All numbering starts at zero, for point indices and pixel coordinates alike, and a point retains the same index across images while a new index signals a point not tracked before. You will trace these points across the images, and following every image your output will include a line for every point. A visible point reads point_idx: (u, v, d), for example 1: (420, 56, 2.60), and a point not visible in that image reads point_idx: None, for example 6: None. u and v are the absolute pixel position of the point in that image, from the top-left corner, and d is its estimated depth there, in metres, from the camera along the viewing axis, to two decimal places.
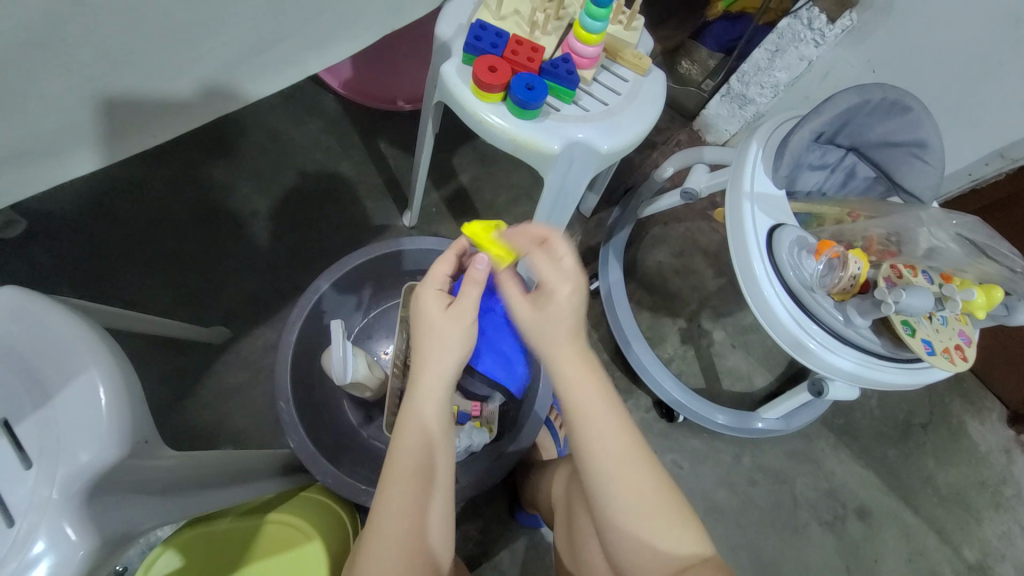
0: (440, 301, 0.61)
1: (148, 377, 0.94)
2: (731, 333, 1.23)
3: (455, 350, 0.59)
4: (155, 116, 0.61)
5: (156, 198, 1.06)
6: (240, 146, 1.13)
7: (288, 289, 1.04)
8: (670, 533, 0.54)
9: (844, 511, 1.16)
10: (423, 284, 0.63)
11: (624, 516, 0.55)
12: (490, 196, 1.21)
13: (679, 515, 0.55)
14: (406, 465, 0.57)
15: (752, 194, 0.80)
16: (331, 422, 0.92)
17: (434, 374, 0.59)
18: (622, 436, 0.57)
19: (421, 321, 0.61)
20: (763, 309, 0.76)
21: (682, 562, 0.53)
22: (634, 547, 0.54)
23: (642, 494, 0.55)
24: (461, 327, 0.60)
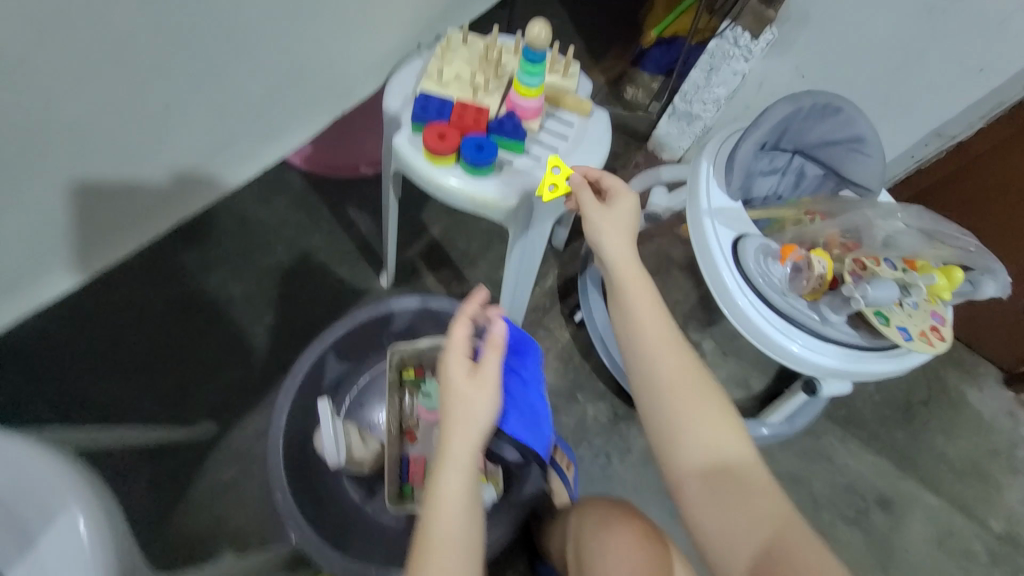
0: (465, 366, 0.62)
1: (135, 487, 0.91)
2: (720, 341, 1.24)
3: (479, 417, 0.60)
4: (112, 197, 0.78)
5: (128, 300, 1.05)
6: (207, 233, 1.13)
7: (273, 370, 1.02)
8: (715, 426, 0.59)
9: (866, 505, 1.15)
10: (447, 350, 0.64)
11: (664, 393, 0.60)
12: (463, 245, 1.22)
13: (718, 410, 0.60)
14: (435, 530, 0.56)
15: (710, 210, 0.83)
16: (330, 504, 0.88)
17: (459, 436, 0.59)
18: (667, 335, 0.63)
19: (444, 383, 0.62)
20: (744, 321, 0.77)
21: (724, 453, 0.58)
22: (671, 431, 0.60)
23: (688, 389, 0.60)
24: (485, 395, 0.61)
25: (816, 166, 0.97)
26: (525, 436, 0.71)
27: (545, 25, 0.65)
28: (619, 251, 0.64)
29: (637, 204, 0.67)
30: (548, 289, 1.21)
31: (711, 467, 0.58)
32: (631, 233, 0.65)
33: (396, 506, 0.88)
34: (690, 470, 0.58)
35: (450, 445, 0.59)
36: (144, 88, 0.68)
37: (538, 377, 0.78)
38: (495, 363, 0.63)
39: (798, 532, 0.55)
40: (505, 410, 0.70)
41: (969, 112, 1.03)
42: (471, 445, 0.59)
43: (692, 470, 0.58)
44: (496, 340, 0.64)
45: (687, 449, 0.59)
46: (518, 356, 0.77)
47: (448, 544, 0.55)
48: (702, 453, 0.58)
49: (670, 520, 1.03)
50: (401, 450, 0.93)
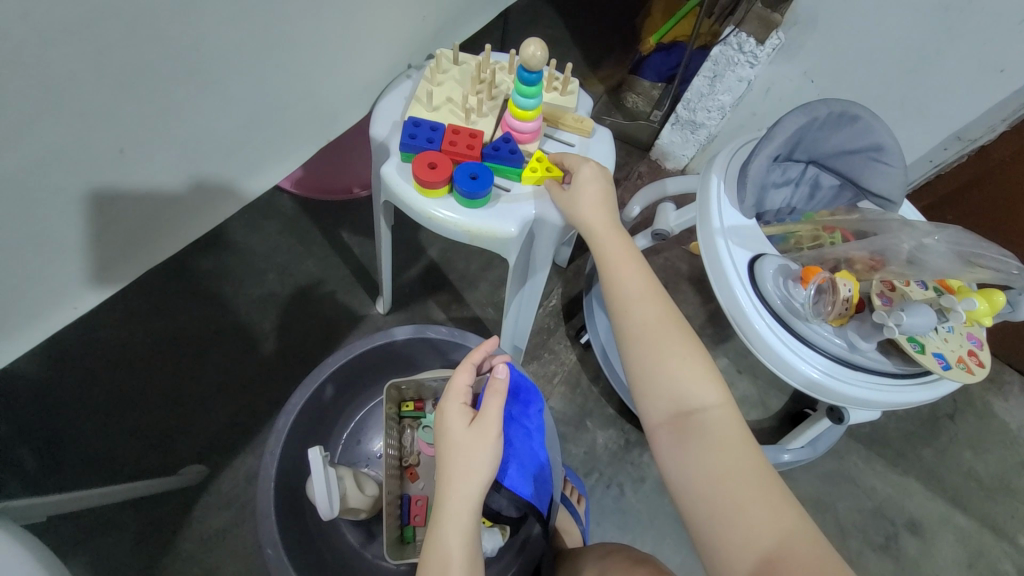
0: (464, 416, 0.60)
1: (119, 539, 0.86)
2: (733, 358, 1.19)
3: (479, 470, 0.56)
4: (130, 212, 0.61)
5: (114, 337, 1.01)
6: (197, 264, 1.09)
7: (266, 407, 0.98)
8: (685, 377, 0.56)
9: (895, 529, 1.08)
10: (446, 397, 0.62)
11: (638, 341, 0.59)
12: (462, 265, 1.18)
13: (700, 365, 0.57)
14: None
15: (723, 229, 0.78)
16: (328, 550, 0.83)
17: (459, 497, 0.56)
18: (643, 285, 0.62)
19: (443, 438, 0.59)
20: (761, 347, 0.71)
21: (694, 407, 0.55)
22: (642, 376, 0.58)
23: (658, 337, 0.58)
24: (486, 446, 0.58)
25: (831, 175, 0.93)
26: (525, 490, 0.69)
27: (540, 44, 0.60)
28: (586, 208, 0.63)
29: (603, 171, 0.65)
30: (552, 309, 1.16)
31: (679, 418, 0.54)
32: (607, 204, 0.64)
33: (396, 557, 0.81)
34: (658, 417, 0.56)
35: (444, 501, 0.56)
36: (132, 118, 0.53)
37: (542, 427, 0.76)
38: (496, 409, 0.60)
39: (768, 501, 0.49)
40: (505, 464, 0.69)
41: (988, 115, 0.98)
42: (472, 499, 0.56)
43: (660, 419, 0.56)
44: (498, 385, 0.61)
45: (654, 399, 0.56)
46: (521, 406, 0.74)
47: None
48: (670, 405, 0.55)
49: (686, 555, 0.97)
50: (401, 489, 0.89)
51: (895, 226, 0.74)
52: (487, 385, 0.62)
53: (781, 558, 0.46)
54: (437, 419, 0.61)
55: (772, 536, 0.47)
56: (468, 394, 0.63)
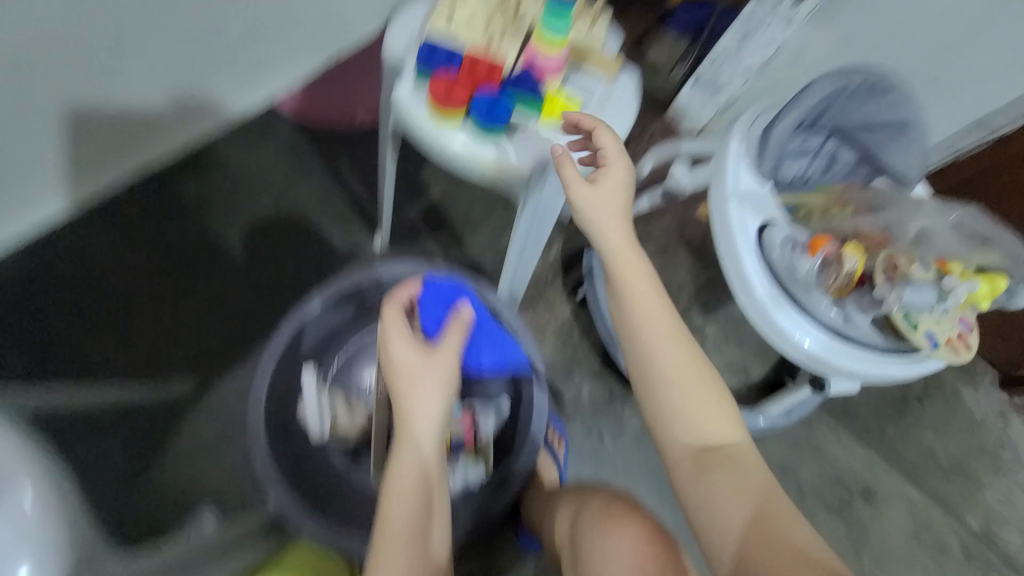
0: (416, 347, 0.60)
1: (112, 441, 0.88)
2: (722, 326, 1.21)
3: (434, 396, 0.58)
4: None
5: (100, 245, 0.99)
6: (188, 180, 1.06)
7: (257, 330, 0.97)
8: (705, 415, 0.59)
9: (850, 495, 1.15)
10: (386, 327, 0.61)
11: (660, 379, 0.60)
12: (463, 208, 1.15)
13: (715, 398, 0.59)
14: (404, 511, 0.56)
15: (737, 192, 0.76)
16: (316, 470, 0.85)
17: (422, 422, 0.57)
18: (664, 318, 0.61)
19: (394, 370, 0.59)
20: (758, 312, 0.72)
21: (715, 443, 0.58)
22: (665, 413, 0.60)
23: (681, 378, 0.59)
24: (443, 372, 0.60)
25: (850, 150, 0.91)
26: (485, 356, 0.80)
27: None
28: (606, 225, 0.61)
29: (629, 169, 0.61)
30: (552, 261, 1.15)
31: (701, 454, 0.58)
32: (625, 217, 0.62)
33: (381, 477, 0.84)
34: (682, 454, 0.58)
35: (406, 432, 0.58)
36: None
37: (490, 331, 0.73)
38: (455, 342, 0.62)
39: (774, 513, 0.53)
40: None
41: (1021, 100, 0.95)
42: (431, 426, 0.58)
43: (683, 453, 0.58)
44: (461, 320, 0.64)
45: (677, 436, 0.59)
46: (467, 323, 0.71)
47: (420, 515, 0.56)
48: (694, 441, 0.58)
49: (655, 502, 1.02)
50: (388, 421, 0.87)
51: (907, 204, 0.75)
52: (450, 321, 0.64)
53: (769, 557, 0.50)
54: (384, 354, 0.61)
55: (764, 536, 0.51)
56: (409, 327, 0.63)
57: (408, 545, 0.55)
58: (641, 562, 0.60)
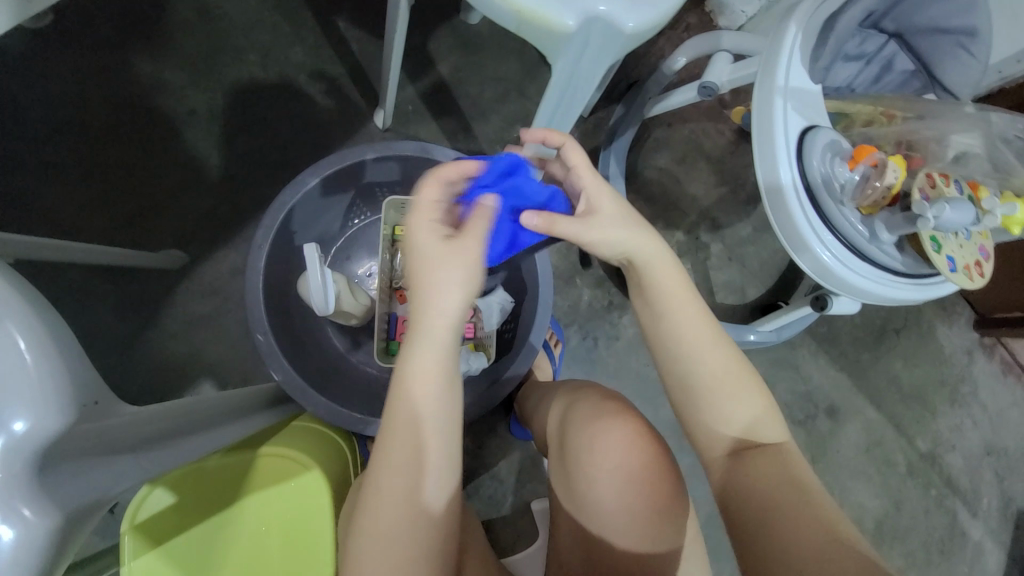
0: (436, 233, 0.56)
1: (99, 306, 0.86)
2: (728, 245, 1.19)
3: (445, 292, 0.54)
4: None
5: (75, 100, 0.92)
6: (168, 34, 0.96)
7: (249, 206, 0.92)
8: (742, 415, 0.59)
9: (816, 411, 1.24)
10: (411, 210, 0.57)
11: (703, 388, 0.59)
12: (474, 91, 1.04)
13: (753, 397, 0.60)
14: (400, 433, 0.53)
15: (785, 89, 0.70)
16: (316, 349, 0.85)
17: (432, 321, 0.54)
18: (705, 329, 0.61)
19: (410, 264, 0.56)
20: (780, 217, 0.69)
21: (748, 440, 0.58)
22: (706, 424, 0.60)
23: (724, 388, 0.59)
24: (456, 266, 0.54)
25: (908, 58, 0.82)
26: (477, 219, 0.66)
27: None
28: (628, 237, 0.61)
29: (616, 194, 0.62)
30: None
31: (738, 453, 0.58)
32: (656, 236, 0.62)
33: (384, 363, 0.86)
34: (723, 454, 0.59)
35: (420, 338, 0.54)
36: None
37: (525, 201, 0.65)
38: (480, 229, 0.55)
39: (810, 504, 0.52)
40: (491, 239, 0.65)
41: None
42: (434, 330, 0.54)
43: (722, 453, 0.59)
44: (485, 209, 0.57)
45: (713, 436, 0.60)
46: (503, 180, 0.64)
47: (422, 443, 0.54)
48: (730, 441, 0.59)
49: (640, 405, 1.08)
50: (390, 307, 0.88)
51: (949, 119, 0.74)
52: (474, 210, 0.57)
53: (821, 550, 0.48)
54: (409, 242, 0.57)
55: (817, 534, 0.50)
56: (439, 209, 0.58)
57: (406, 471, 0.53)
58: (633, 466, 0.61)
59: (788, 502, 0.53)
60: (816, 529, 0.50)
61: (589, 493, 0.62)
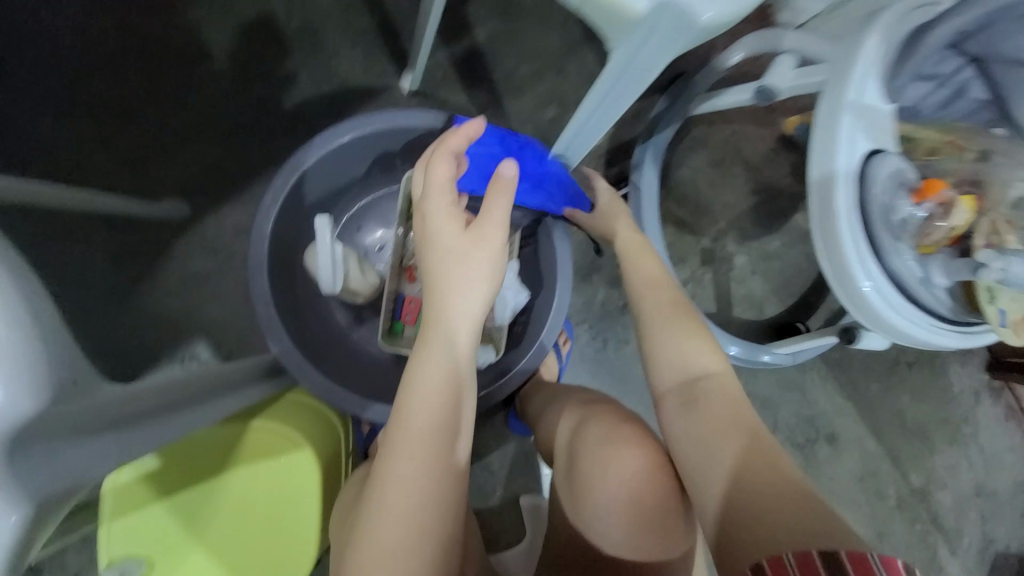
0: (456, 219, 0.55)
1: (95, 252, 0.82)
2: (752, 259, 1.14)
3: (470, 274, 0.53)
4: None
5: (82, 28, 0.86)
6: None
7: (259, 161, 0.86)
8: (692, 354, 0.59)
9: (816, 436, 1.22)
10: (426, 192, 0.57)
11: (654, 322, 0.64)
12: (510, 63, 0.97)
13: (708, 343, 0.60)
14: (424, 427, 0.49)
15: (856, 105, 0.63)
16: (317, 322, 0.82)
17: (457, 307, 0.52)
18: (659, 281, 0.68)
19: (429, 251, 0.55)
20: (829, 244, 0.64)
21: (698, 376, 0.57)
22: (662, 360, 0.60)
23: (676, 328, 0.62)
24: (480, 247, 0.53)
25: (982, 87, 0.73)
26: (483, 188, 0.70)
27: None
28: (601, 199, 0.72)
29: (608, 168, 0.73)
30: (596, 150, 1.03)
31: (687, 390, 0.56)
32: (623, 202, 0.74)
33: (388, 345, 0.82)
34: (674, 398, 0.57)
35: (434, 324, 0.53)
36: None
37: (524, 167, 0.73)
38: (500, 206, 0.55)
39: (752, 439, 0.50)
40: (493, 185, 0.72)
41: None
42: (458, 317, 0.52)
43: (669, 393, 0.58)
44: (504, 182, 0.55)
45: (664, 376, 0.59)
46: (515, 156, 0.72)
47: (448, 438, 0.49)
48: (680, 380, 0.58)
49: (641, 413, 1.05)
50: (400, 286, 0.84)
51: (1021, 161, 0.68)
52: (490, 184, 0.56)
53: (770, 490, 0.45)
54: (424, 223, 0.56)
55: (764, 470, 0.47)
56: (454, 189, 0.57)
57: (430, 472, 0.48)
58: (644, 489, 0.57)
59: (739, 437, 0.50)
60: (766, 467, 0.47)
61: (594, 508, 0.59)
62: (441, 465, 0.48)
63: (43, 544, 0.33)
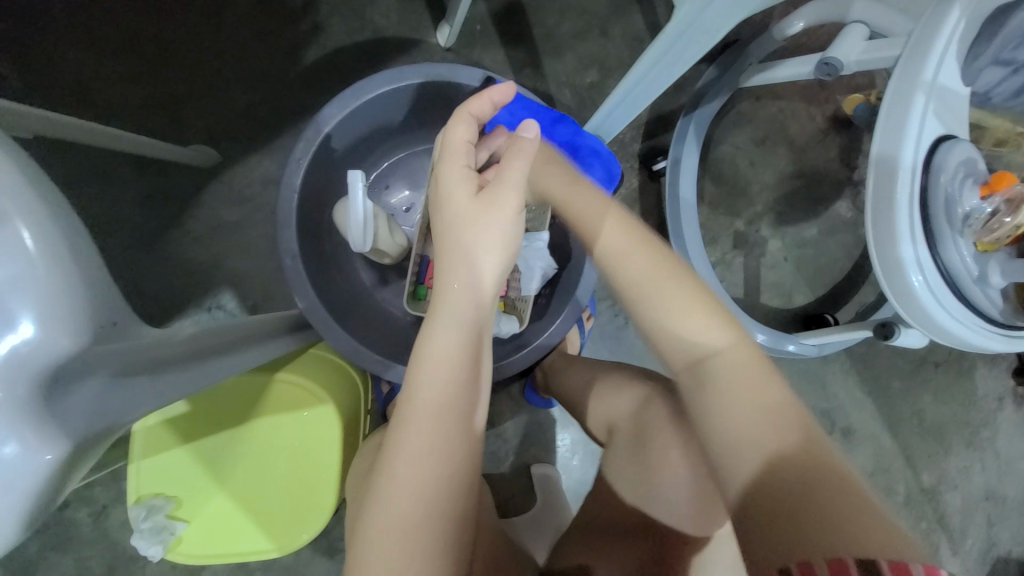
0: (471, 186, 0.53)
1: (124, 195, 0.81)
2: (787, 244, 1.10)
3: (485, 241, 0.51)
4: None
5: None
6: None
7: (288, 110, 0.84)
8: (692, 322, 0.46)
9: (831, 429, 1.20)
10: (443, 159, 0.55)
11: (636, 286, 0.48)
12: (552, 20, 0.92)
13: (705, 304, 0.47)
14: (433, 397, 0.46)
15: (932, 86, 0.58)
16: (342, 279, 0.81)
17: (471, 274, 0.51)
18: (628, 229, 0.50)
19: (444, 219, 0.53)
20: (882, 239, 0.60)
21: (705, 354, 0.46)
22: (658, 330, 0.48)
23: (659, 286, 0.47)
24: (496, 214, 0.51)
25: None
26: None
27: None
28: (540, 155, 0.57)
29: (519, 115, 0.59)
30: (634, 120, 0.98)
31: (695, 372, 0.46)
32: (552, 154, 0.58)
33: (414, 309, 0.81)
34: (687, 379, 0.47)
35: (444, 288, 0.50)
36: None
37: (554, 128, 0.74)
38: (518, 168, 0.52)
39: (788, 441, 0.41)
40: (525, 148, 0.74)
41: None
42: (472, 285, 0.50)
43: (682, 368, 0.47)
44: (526, 144, 0.53)
45: (666, 346, 0.48)
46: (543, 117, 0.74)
47: (460, 410, 0.47)
48: (686, 356, 0.47)
49: None
50: (426, 249, 0.83)
51: None
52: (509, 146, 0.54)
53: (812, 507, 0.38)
54: (438, 189, 0.55)
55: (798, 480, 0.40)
56: (470, 153, 0.56)
57: (437, 446, 0.45)
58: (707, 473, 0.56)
59: (767, 436, 0.42)
60: (794, 474, 0.40)
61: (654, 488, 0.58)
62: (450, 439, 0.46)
63: (82, 478, 0.34)
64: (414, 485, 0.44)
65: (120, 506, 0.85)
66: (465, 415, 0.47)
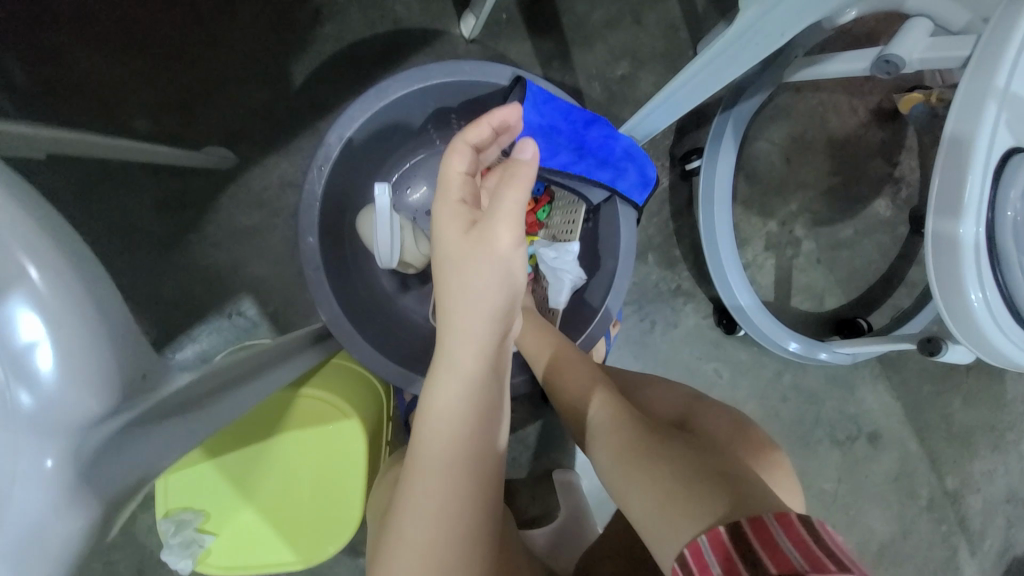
0: (462, 220, 0.48)
1: (139, 199, 0.79)
2: (821, 246, 1.05)
3: (481, 280, 0.46)
4: None
5: None
6: None
7: (305, 108, 0.80)
8: (576, 389, 0.60)
9: (857, 434, 1.18)
10: (437, 198, 0.50)
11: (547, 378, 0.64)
12: (582, 8, 0.86)
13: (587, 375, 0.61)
14: (439, 459, 0.43)
15: (1007, 93, 0.53)
16: (364, 286, 0.79)
17: (468, 321, 0.46)
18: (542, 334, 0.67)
19: (439, 259, 0.48)
20: (944, 263, 0.56)
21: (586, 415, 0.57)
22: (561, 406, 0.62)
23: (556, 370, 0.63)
24: (488, 250, 0.46)
25: None
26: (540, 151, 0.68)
27: None
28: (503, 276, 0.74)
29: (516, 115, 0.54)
30: None
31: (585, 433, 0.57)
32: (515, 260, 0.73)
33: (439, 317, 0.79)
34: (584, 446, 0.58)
35: (444, 336, 0.47)
36: None
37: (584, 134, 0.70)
38: (513, 197, 0.46)
39: (647, 468, 0.45)
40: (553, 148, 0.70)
41: None
42: (475, 331, 0.46)
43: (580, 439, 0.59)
44: (523, 168, 0.47)
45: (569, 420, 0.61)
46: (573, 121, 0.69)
47: (469, 471, 0.44)
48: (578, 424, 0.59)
49: None
50: None
51: None
52: (506, 170, 0.47)
53: (667, 511, 0.41)
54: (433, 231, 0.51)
55: (650, 502, 0.43)
56: (466, 184, 0.51)
57: (447, 512, 0.42)
58: None
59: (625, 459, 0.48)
60: (652, 493, 0.43)
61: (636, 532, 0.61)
62: (462, 499, 0.43)
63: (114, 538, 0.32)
64: (427, 547, 0.41)
65: (147, 512, 0.86)
66: (474, 473, 0.44)
